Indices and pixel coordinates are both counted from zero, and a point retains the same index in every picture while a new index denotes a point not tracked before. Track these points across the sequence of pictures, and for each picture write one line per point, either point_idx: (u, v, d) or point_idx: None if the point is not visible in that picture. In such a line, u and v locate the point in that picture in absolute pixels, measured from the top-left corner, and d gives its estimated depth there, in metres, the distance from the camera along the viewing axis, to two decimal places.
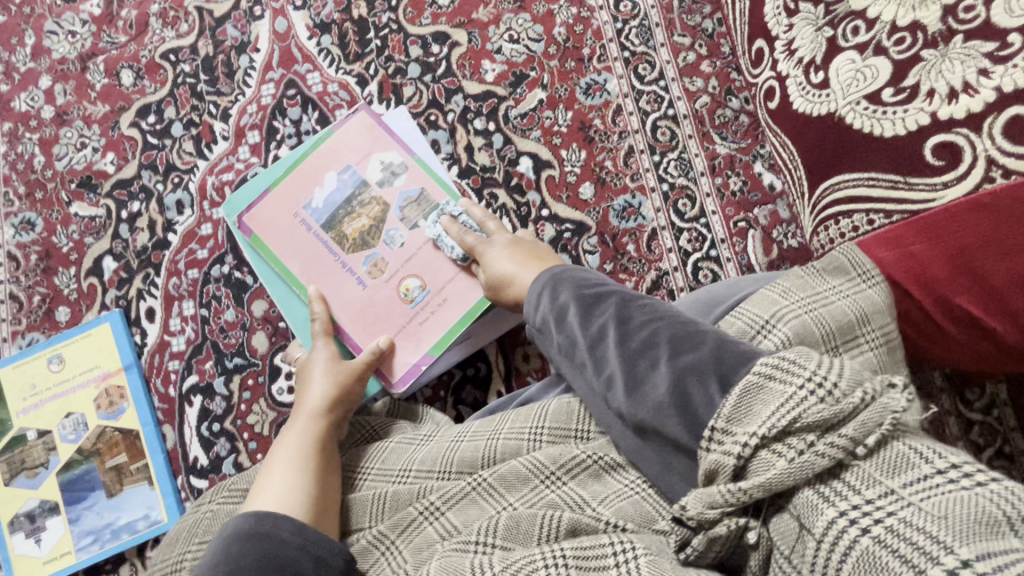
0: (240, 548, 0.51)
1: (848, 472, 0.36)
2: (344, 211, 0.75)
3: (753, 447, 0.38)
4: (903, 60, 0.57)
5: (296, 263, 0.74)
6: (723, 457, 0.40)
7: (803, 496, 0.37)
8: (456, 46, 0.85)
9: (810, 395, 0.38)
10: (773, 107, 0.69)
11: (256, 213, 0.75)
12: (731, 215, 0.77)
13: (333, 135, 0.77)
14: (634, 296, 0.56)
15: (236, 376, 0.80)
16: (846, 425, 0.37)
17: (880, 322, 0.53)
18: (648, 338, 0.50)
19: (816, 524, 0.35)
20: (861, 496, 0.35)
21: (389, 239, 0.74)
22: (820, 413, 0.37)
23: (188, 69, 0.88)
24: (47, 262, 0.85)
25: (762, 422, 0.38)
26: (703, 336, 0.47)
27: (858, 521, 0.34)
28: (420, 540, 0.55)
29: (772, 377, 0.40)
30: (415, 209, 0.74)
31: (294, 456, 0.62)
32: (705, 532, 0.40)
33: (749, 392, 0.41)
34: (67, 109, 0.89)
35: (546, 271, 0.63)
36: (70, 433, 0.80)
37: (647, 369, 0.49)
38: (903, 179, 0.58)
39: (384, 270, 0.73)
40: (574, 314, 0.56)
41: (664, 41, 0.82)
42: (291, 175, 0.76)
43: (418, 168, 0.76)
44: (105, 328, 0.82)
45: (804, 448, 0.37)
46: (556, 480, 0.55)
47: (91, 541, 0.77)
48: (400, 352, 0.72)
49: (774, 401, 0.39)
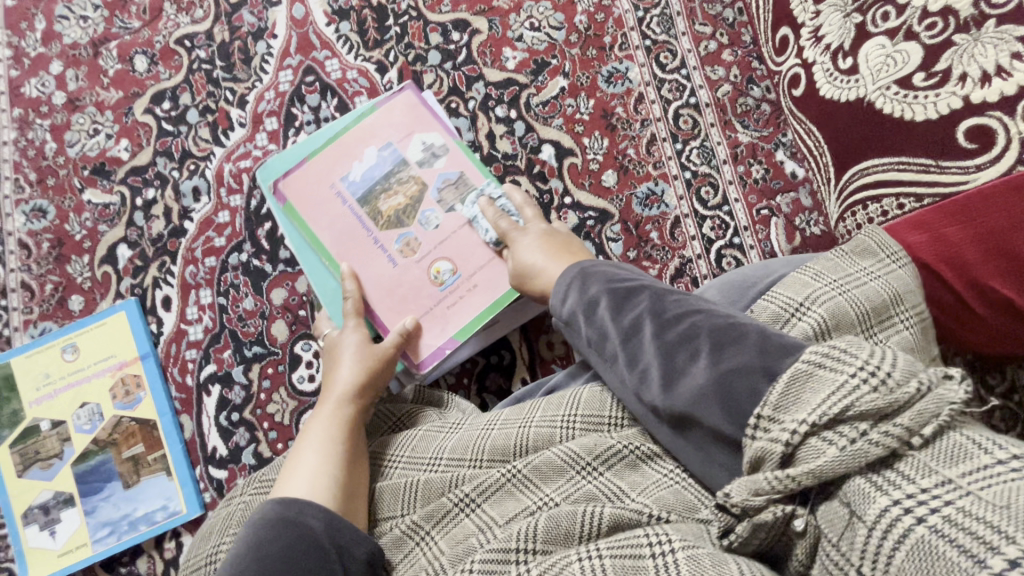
0: (269, 534, 0.51)
1: (901, 462, 0.35)
2: (381, 187, 0.73)
3: (803, 434, 0.37)
4: (934, 44, 0.58)
5: (327, 236, 0.72)
6: (770, 444, 0.39)
7: (853, 484, 0.36)
8: (477, 33, 0.85)
9: (862, 384, 0.37)
10: (797, 95, 0.70)
11: (293, 183, 0.73)
12: (754, 202, 0.78)
13: (378, 110, 0.75)
14: (666, 291, 0.55)
15: (255, 365, 0.79)
16: (902, 415, 0.36)
17: (911, 302, 0.53)
18: (686, 330, 0.49)
19: (868, 512, 0.34)
20: (915, 484, 0.34)
21: (424, 220, 0.72)
22: (874, 402, 0.36)
23: (204, 55, 0.87)
24: (60, 250, 0.84)
25: (812, 410, 0.37)
26: (743, 330, 0.47)
27: (913, 510, 0.33)
28: (457, 531, 0.55)
29: (822, 366, 0.39)
30: (453, 192, 0.73)
31: (321, 444, 0.62)
32: (750, 519, 0.40)
33: (796, 380, 0.40)
34: (80, 95, 0.87)
35: (576, 264, 0.63)
36: (85, 423, 0.78)
37: (686, 362, 0.48)
38: (934, 162, 0.58)
39: (417, 249, 0.72)
40: (605, 307, 0.56)
41: (685, 30, 0.82)
42: (331, 149, 0.74)
43: (460, 151, 0.74)
44: (121, 317, 0.81)
45: (856, 437, 0.36)
46: (593, 471, 0.55)
47: (108, 533, 0.76)
48: (426, 335, 0.71)
49: (824, 389, 0.38)
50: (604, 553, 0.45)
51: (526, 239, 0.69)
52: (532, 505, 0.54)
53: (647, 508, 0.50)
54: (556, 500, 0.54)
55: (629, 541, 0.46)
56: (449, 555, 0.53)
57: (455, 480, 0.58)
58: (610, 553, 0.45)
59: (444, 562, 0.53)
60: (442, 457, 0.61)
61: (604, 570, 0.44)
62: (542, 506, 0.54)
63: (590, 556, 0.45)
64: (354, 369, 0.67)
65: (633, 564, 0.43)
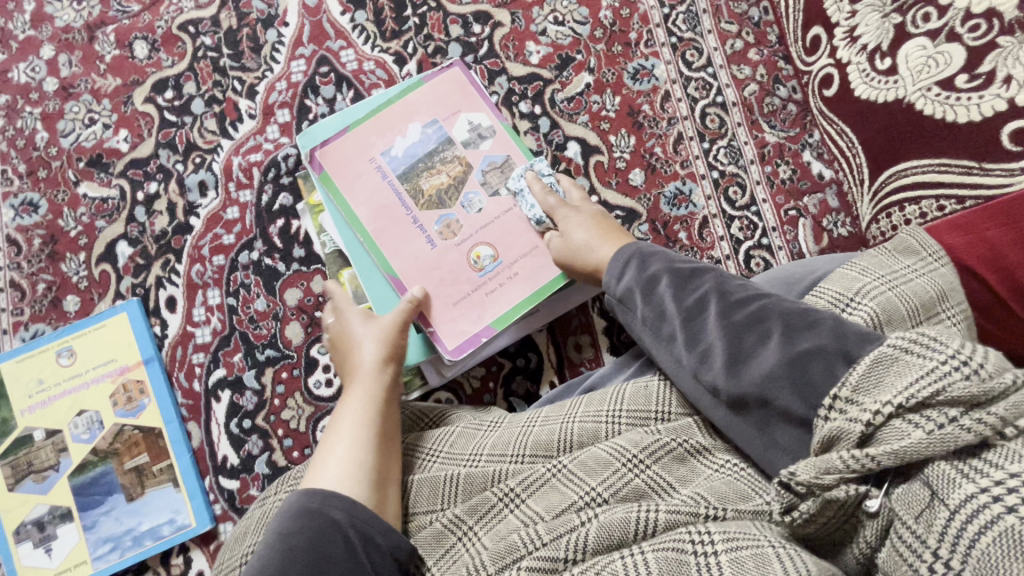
0: (295, 525, 0.50)
1: (990, 451, 0.33)
2: (423, 164, 0.72)
3: (886, 415, 0.36)
4: (977, 47, 0.67)
5: (364, 210, 0.71)
6: (848, 424, 0.38)
7: (935, 469, 0.34)
8: (499, 26, 0.82)
9: (954, 370, 0.36)
10: (829, 94, 0.75)
11: (332, 152, 0.72)
12: (782, 203, 0.76)
13: (423, 86, 0.74)
14: (729, 274, 0.55)
15: (269, 369, 0.75)
16: (995, 405, 0.34)
17: (956, 299, 0.52)
18: (757, 311, 0.49)
19: (951, 496, 0.33)
20: (1004, 470, 0.32)
21: (467, 202, 0.71)
22: (967, 389, 0.35)
23: (209, 42, 0.82)
24: (53, 247, 0.79)
25: (898, 392, 0.36)
26: (818, 314, 0.47)
27: (1002, 498, 0.31)
28: (502, 528, 0.53)
29: (909, 351, 0.38)
30: (498, 175, 0.72)
31: (353, 429, 0.61)
32: (817, 496, 0.38)
33: (879, 363, 0.39)
34: (74, 82, 0.82)
35: (632, 244, 0.61)
36: (83, 432, 0.73)
37: (754, 345, 0.48)
38: (977, 164, 0.67)
39: (457, 232, 0.70)
40: (668, 284, 0.55)
41: (711, 27, 0.80)
42: (372, 121, 0.73)
43: (506, 133, 0.74)
44: (121, 318, 0.76)
45: (945, 422, 0.34)
46: (639, 463, 0.53)
47: (110, 549, 0.71)
48: (463, 320, 0.69)
49: (912, 372, 0.37)
50: (645, 547, 0.44)
51: (578, 216, 0.69)
52: (577, 499, 0.52)
53: (699, 501, 0.48)
54: (604, 494, 0.52)
55: (670, 537, 0.44)
56: (491, 551, 0.51)
57: (498, 476, 0.57)
58: (651, 547, 0.44)
59: (485, 559, 0.51)
60: (482, 454, 0.60)
61: (648, 563, 0.43)
62: (588, 500, 0.52)
63: (631, 552, 0.44)
64: (378, 348, 0.66)
65: (675, 560, 0.42)
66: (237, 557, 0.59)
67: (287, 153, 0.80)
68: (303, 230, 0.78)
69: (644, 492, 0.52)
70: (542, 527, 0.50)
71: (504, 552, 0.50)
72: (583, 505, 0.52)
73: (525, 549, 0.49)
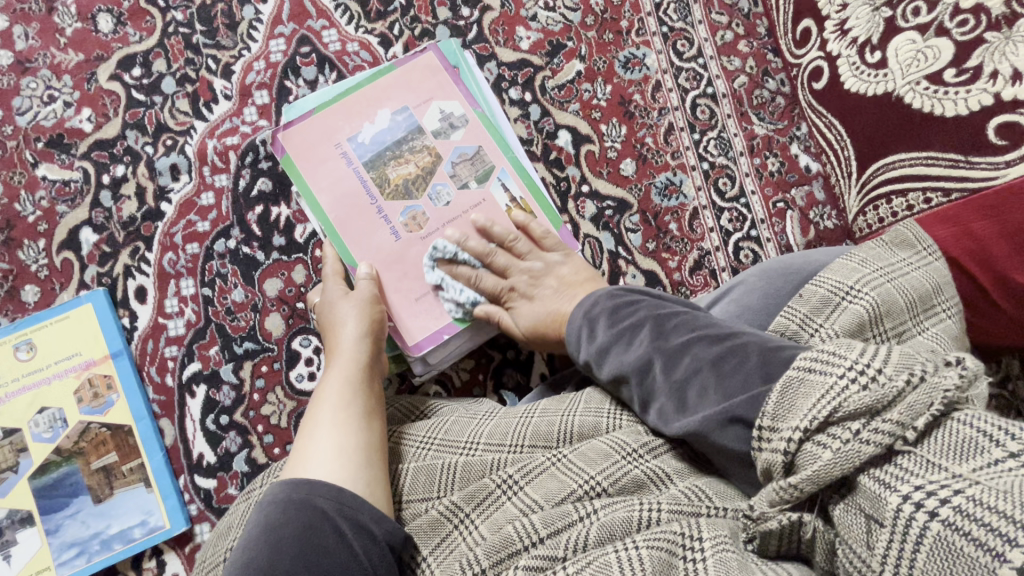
0: (282, 516, 0.47)
1: (902, 459, 0.32)
2: (391, 153, 0.70)
3: (797, 440, 0.35)
4: (966, 41, 0.68)
5: (327, 198, 0.69)
6: (772, 456, 0.36)
7: (860, 488, 0.32)
8: (488, 10, 0.79)
9: (850, 384, 0.34)
10: (818, 88, 0.76)
11: (295, 136, 0.69)
12: (770, 195, 0.77)
13: (395, 71, 0.71)
14: (668, 316, 0.53)
15: (247, 363, 0.72)
16: (892, 409, 0.33)
17: (949, 292, 0.53)
18: (692, 365, 0.47)
19: (882, 514, 0.31)
20: (922, 477, 0.30)
21: (435, 194, 0.70)
22: (861, 401, 0.33)
23: (181, 18, 0.77)
24: (9, 233, 0.73)
25: (803, 415, 0.35)
26: (743, 353, 0.44)
27: (923, 504, 0.29)
28: (498, 516, 0.51)
29: (811, 370, 0.36)
30: (468, 167, 0.70)
31: (335, 413, 0.58)
32: (756, 525, 0.38)
33: (790, 388, 0.37)
34: (31, 56, 0.76)
35: (583, 301, 0.60)
36: (44, 431, 0.69)
37: (697, 399, 0.45)
38: (964, 158, 0.67)
39: (423, 225, 0.69)
40: (619, 350, 0.53)
41: (701, 18, 0.80)
42: (340, 105, 0.70)
43: (480, 123, 0.71)
44: (87, 309, 0.72)
45: (849, 437, 0.33)
46: (639, 456, 0.52)
47: (76, 554, 0.67)
48: (425, 317, 0.69)
49: (815, 393, 0.35)
50: (639, 540, 0.41)
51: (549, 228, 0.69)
52: (577, 487, 0.51)
53: (697, 495, 0.47)
54: (603, 483, 0.51)
55: (661, 529, 0.42)
56: (486, 544, 0.49)
57: (497, 465, 0.56)
58: (645, 540, 0.41)
59: (478, 553, 0.48)
60: (479, 442, 0.58)
61: (642, 559, 0.40)
62: (587, 489, 0.50)
63: (625, 545, 0.42)
64: (357, 327, 0.64)
65: (666, 562, 0.40)
66: (218, 553, 0.56)
67: (266, 136, 0.76)
68: (284, 217, 0.74)
69: (643, 484, 0.51)
70: (542, 517, 0.49)
71: (499, 545, 0.48)
72: (583, 494, 0.50)
73: (522, 543, 0.47)
